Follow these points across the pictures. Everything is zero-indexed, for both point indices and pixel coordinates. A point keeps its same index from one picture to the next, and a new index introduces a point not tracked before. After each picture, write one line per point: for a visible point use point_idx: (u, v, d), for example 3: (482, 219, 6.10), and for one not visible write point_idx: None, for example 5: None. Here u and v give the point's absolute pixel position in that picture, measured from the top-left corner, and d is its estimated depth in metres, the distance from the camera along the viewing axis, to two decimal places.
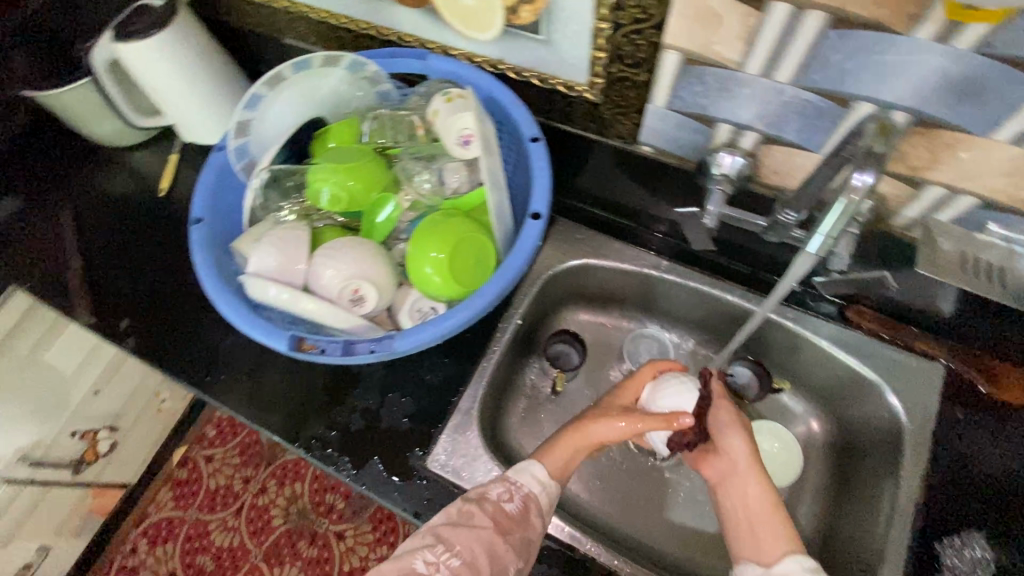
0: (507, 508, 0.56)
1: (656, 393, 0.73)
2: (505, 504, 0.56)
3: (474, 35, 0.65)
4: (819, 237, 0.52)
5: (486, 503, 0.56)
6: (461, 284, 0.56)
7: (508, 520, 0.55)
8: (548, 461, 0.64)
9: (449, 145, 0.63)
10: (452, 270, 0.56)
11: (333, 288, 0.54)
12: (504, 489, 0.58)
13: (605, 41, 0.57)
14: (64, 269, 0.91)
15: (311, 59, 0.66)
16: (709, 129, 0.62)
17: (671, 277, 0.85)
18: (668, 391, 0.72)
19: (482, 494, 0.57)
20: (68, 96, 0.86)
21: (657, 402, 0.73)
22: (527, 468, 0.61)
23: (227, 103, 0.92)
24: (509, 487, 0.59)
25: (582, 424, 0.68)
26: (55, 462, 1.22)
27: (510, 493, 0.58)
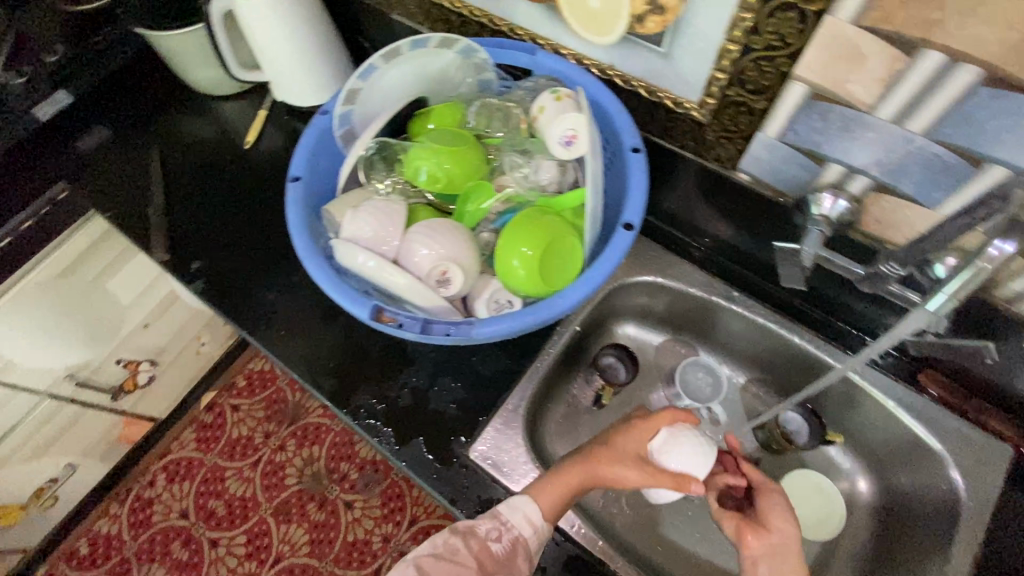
0: (494, 546, 0.61)
1: (669, 445, 0.67)
2: (490, 543, 0.61)
3: (591, 38, 0.65)
4: (942, 297, 0.52)
5: (472, 540, 0.61)
6: (546, 283, 0.56)
7: (490, 561, 0.60)
8: (544, 501, 0.64)
9: (550, 143, 0.63)
10: (540, 268, 0.55)
11: (424, 266, 0.55)
12: (493, 526, 0.62)
13: (730, 63, 0.56)
14: (145, 204, 0.94)
15: (428, 38, 0.66)
16: (817, 167, 0.60)
17: (738, 310, 0.83)
18: (681, 448, 0.66)
19: (471, 528, 0.62)
20: (178, 39, 0.89)
21: (668, 456, 0.67)
22: (519, 506, 0.63)
23: (324, 68, 0.94)
24: (500, 523, 0.62)
25: (586, 468, 0.66)
26: (97, 386, 1.27)
27: (498, 532, 0.61)
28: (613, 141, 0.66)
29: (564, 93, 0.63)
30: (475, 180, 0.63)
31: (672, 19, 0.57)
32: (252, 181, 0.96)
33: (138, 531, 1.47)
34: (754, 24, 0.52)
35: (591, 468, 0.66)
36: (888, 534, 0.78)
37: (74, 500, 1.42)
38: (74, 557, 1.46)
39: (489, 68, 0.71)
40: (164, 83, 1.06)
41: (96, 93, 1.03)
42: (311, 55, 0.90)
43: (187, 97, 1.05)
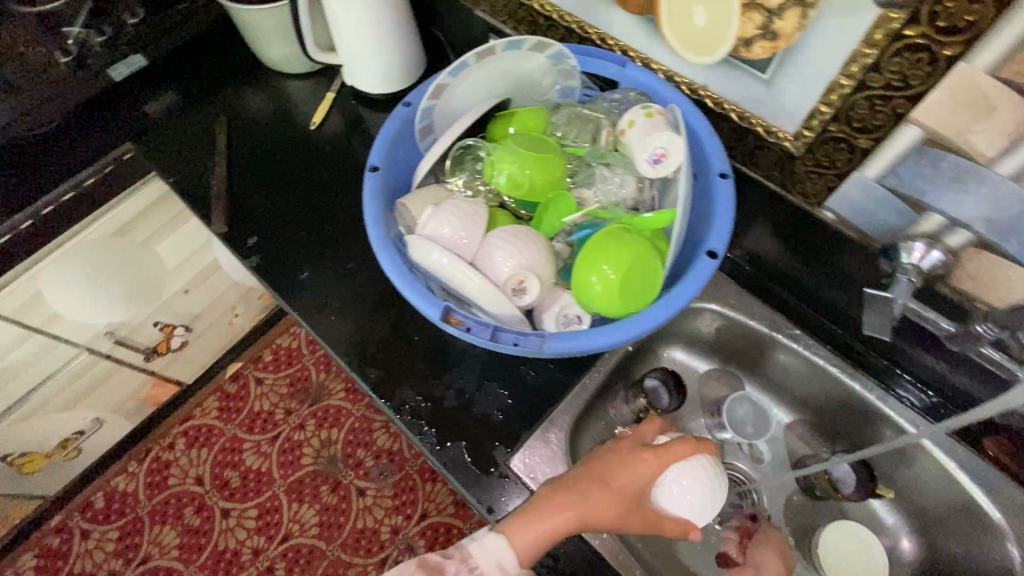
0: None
1: (679, 488, 0.60)
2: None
3: (687, 56, 0.63)
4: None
5: None
6: (625, 305, 0.54)
7: None
8: (526, 547, 0.57)
9: (637, 161, 0.61)
10: (622, 289, 0.53)
11: (502, 272, 0.54)
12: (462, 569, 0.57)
13: (839, 98, 0.54)
14: (208, 174, 0.95)
15: (522, 40, 0.64)
16: (915, 215, 0.58)
17: (795, 347, 0.80)
18: (691, 493, 0.60)
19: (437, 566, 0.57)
20: (260, 14, 0.90)
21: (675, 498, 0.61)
22: (491, 550, 0.57)
23: (399, 56, 0.93)
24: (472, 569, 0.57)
25: (582, 511, 0.58)
26: (133, 346, 1.28)
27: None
28: (698, 161, 0.63)
29: (655, 109, 0.61)
30: (555, 192, 0.62)
31: (783, 46, 0.55)
32: (314, 162, 0.96)
33: (153, 492, 1.49)
34: (876, 61, 0.50)
35: (582, 511, 0.58)
36: None
37: (97, 453, 1.44)
38: (89, 509, 1.48)
39: (576, 74, 0.69)
40: (237, 55, 1.07)
41: (170, 58, 1.04)
42: (388, 43, 0.90)
43: (258, 71, 1.05)
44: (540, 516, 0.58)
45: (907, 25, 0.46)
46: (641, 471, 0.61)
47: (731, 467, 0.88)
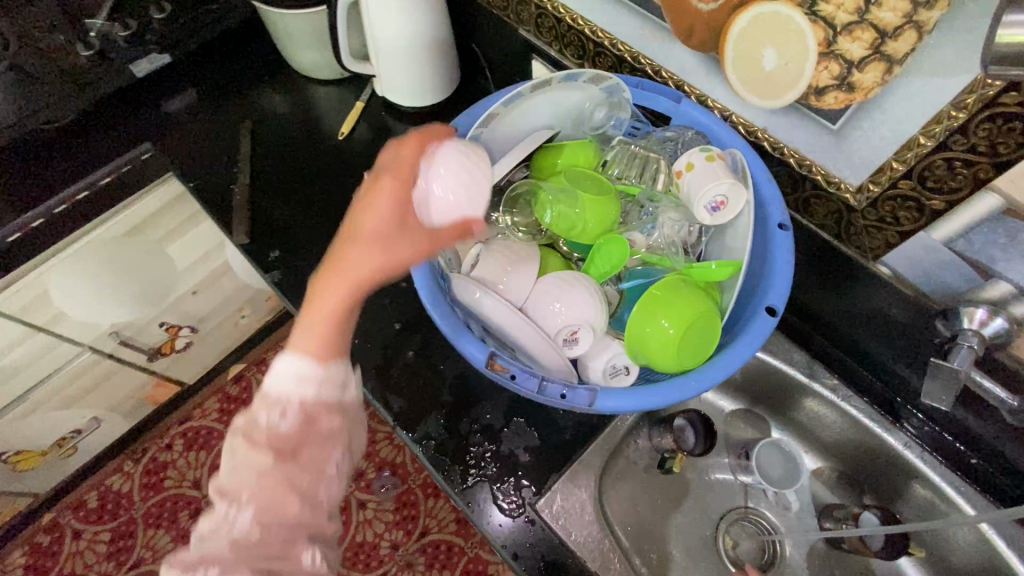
0: (285, 427, 0.49)
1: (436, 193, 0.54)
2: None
3: (751, 98, 0.60)
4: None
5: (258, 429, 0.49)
6: (679, 361, 0.52)
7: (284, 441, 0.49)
8: (317, 335, 0.51)
9: (694, 207, 0.59)
10: (678, 345, 0.52)
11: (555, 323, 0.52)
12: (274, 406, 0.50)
13: (915, 156, 0.51)
14: (230, 181, 0.92)
15: (579, 73, 0.65)
16: (981, 280, 0.56)
17: (828, 394, 0.79)
18: (445, 186, 0.54)
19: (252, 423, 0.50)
20: (292, 19, 0.87)
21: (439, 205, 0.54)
22: (285, 373, 0.51)
23: (435, 70, 0.90)
24: (281, 402, 0.50)
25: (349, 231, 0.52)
26: (137, 346, 1.25)
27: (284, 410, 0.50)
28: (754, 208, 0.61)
29: (713, 152, 0.59)
30: (605, 235, 0.58)
31: (859, 99, 0.52)
32: (339, 174, 0.93)
33: (148, 493, 1.45)
34: (962, 125, 0.47)
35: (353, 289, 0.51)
36: None
37: (93, 450, 1.41)
38: (81, 509, 1.44)
39: (628, 108, 0.67)
40: (262, 56, 1.03)
41: (194, 56, 1.01)
42: (425, 55, 0.87)
43: (285, 74, 1.02)
44: (318, 312, 0.51)
45: (1004, 93, 0.44)
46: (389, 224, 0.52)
47: (756, 515, 0.87)
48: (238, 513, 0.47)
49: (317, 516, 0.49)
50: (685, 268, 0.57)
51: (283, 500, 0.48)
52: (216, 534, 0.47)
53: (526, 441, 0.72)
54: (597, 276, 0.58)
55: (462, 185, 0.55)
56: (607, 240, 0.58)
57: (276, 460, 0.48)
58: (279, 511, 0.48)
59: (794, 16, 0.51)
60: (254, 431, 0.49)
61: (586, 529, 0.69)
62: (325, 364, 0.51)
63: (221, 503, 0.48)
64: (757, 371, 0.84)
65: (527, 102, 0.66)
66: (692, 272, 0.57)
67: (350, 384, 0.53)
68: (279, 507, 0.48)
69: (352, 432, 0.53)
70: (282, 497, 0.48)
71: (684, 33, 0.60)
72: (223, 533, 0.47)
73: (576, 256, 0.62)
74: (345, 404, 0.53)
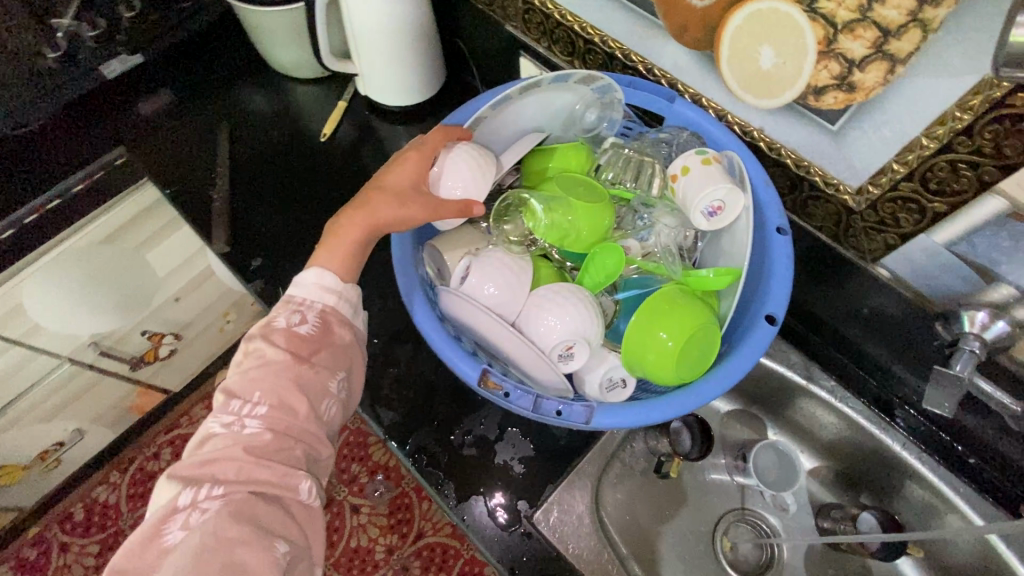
0: (304, 331, 0.54)
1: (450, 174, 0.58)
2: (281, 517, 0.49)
3: (746, 97, 0.58)
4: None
5: (272, 335, 0.53)
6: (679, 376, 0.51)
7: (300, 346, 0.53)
8: (334, 262, 0.56)
9: (690, 212, 0.57)
10: (677, 360, 0.50)
11: (551, 339, 0.50)
12: (293, 313, 0.54)
13: (916, 158, 0.50)
14: (208, 186, 0.88)
15: (569, 74, 0.62)
16: (982, 283, 0.55)
17: (825, 396, 0.78)
18: (456, 170, 0.58)
19: (268, 326, 0.54)
20: (268, 16, 0.83)
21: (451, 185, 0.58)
22: (307, 283, 0.56)
23: (419, 67, 0.87)
24: (301, 305, 0.55)
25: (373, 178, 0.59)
26: (118, 355, 1.22)
27: (302, 317, 0.54)
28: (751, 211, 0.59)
29: (710, 155, 0.57)
30: (599, 243, 0.57)
31: (859, 100, 0.50)
32: (323, 177, 0.90)
33: (136, 504, 1.42)
34: (967, 126, 0.45)
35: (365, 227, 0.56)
36: None
37: (78, 462, 1.38)
38: (68, 521, 1.41)
39: (620, 108, 0.64)
40: (238, 53, 0.99)
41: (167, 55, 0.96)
42: (407, 52, 0.83)
43: (264, 73, 0.98)
44: (339, 239, 0.56)
45: (1011, 95, 0.42)
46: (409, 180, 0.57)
47: (754, 516, 0.87)
48: (251, 413, 0.50)
49: (318, 428, 0.52)
50: (681, 277, 0.56)
51: (293, 403, 0.51)
52: (226, 438, 0.49)
53: (521, 453, 0.70)
54: (591, 286, 0.57)
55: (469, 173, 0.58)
56: (601, 248, 0.56)
57: (293, 363, 0.52)
58: (291, 410, 0.51)
59: (792, 12, 0.49)
60: (271, 337, 0.53)
61: (583, 540, 0.68)
62: (341, 283, 0.57)
63: (232, 404, 0.50)
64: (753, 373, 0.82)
65: (517, 105, 0.64)
66: (690, 281, 0.56)
67: (359, 310, 0.59)
68: (289, 410, 0.51)
69: (355, 355, 0.57)
70: (292, 398, 0.51)
71: (677, 30, 0.58)
72: (233, 439, 0.49)
73: (570, 265, 0.60)
74: (354, 330, 0.58)
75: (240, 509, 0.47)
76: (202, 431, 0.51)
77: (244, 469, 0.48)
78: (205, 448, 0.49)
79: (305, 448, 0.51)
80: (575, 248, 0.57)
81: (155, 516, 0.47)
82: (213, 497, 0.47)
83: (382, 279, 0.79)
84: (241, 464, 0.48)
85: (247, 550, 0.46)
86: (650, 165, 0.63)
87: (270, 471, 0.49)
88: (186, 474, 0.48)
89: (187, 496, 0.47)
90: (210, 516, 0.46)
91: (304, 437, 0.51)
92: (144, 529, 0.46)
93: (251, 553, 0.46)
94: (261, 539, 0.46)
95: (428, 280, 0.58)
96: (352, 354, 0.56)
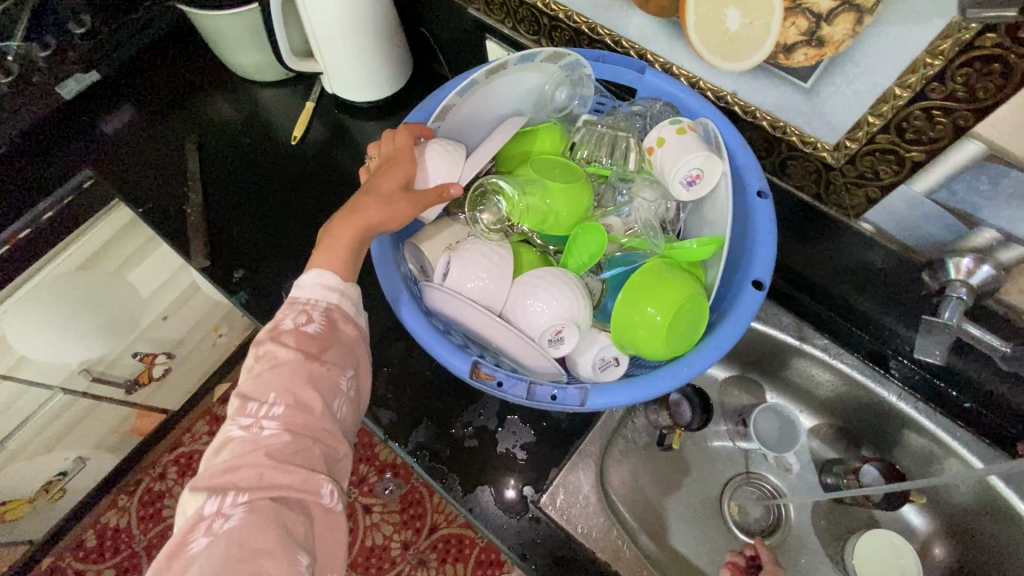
0: (312, 330, 0.52)
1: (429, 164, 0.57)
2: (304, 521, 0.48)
3: (717, 62, 0.57)
4: None
5: (282, 337, 0.51)
6: (669, 348, 0.50)
7: (312, 344, 0.52)
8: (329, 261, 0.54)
9: (668, 182, 0.57)
10: (666, 334, 0.49)
11: (538, 325, 0.49)
12: (299, 314, 0.53)
13: (891, 108, 0.49)
14: (181, 200, 0.87)
15: (536, 53, 0.61)
16: (965, 229, 0.55)
17: (818, 354, 0.78)
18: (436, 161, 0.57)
19: (276, 329, 0.52)
20: (223, 20, 0.81)
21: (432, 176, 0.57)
22: (309, 285, 0.54)
23: (384, 60, 0.85)
24: (306, 305, 0.53)
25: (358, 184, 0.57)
26: (112, 380, 1.21)
27: (308, 316, 0.53)
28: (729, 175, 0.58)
29: (682, 125, 0.56)
30: (580, 224, 0.56)
31: (830, 54, 0.49)
32: (297, 182, 0.88)
33: (147, 525, 1.42)
34: (938, 72, 0.45)
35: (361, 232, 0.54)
36: None
37: (83, 490, 1.37)
38: (81, 549, 1.41)
39: (590, 84, 0.63)
40: (198, 61, 0.96)
41: (126, 69, 0.93)
42: (369, 45, 0.81)
43: (227, 80, 0.95)
44: (332, 242, 0.54)
45: (981, 35, 0.41)
46: (395, 177, 0.56)
47: (759, 479, 0.87)
48: (267, 414, 0.49)
49: (335, 427, 0.51)
50: (666, 251, 0.55)
51: (310, 401, 0.50)
52: (245, 443, 0.48)
53: (521, 441, 0.70)
54: (575, 267, 0.56)
55: (448, 162, 0.57)
56: (581, 230, 0.56)
57: (305, 360, 0.51)
58: (308, 411, 0.50)
59: None
60: (281, 338, 0.51)
61: (591, 519, 0.68)
62: (341, 283, 0.55)
63: (248, 406, 0.49)
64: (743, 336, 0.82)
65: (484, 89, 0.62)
66: (674, 253, 0.55)
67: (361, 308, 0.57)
68: (305, 407, 0.50)
69: (362, 351, 0.56)
70: (308, 394, 0.50)
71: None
72: (253, 443, 0.47)
73: (553, 248, 0.60)
74: (359, 327, 0.56)
75: (264, 515, 0.45)
76: (219, 437, 0.49)
77: (265, 475, 0.46)
78: (224, 454, 0.48)
79: (324, 448, 0.50)
80: (557, 232, 0.56)
81: (180, 530, 0.45)
82: (238, 503, 0.45)
83: (368, 280, 0.78)
84: (262, 469, 0.47)
85: (271, 561, 0.43)
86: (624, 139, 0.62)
87: (292, 475, 0.47)
88: (207, 485, 0.46)
89: (212, 504, 0.45)
90: (234, 524, 0.44)
91: (321, 436, 0.50)
92: (170, 543, 0.45)
93: (276, 565, 0.43)
94: (287, 549, 0.44)
95: (413, 275, 0.57)
96: (358, 351, 0.55)
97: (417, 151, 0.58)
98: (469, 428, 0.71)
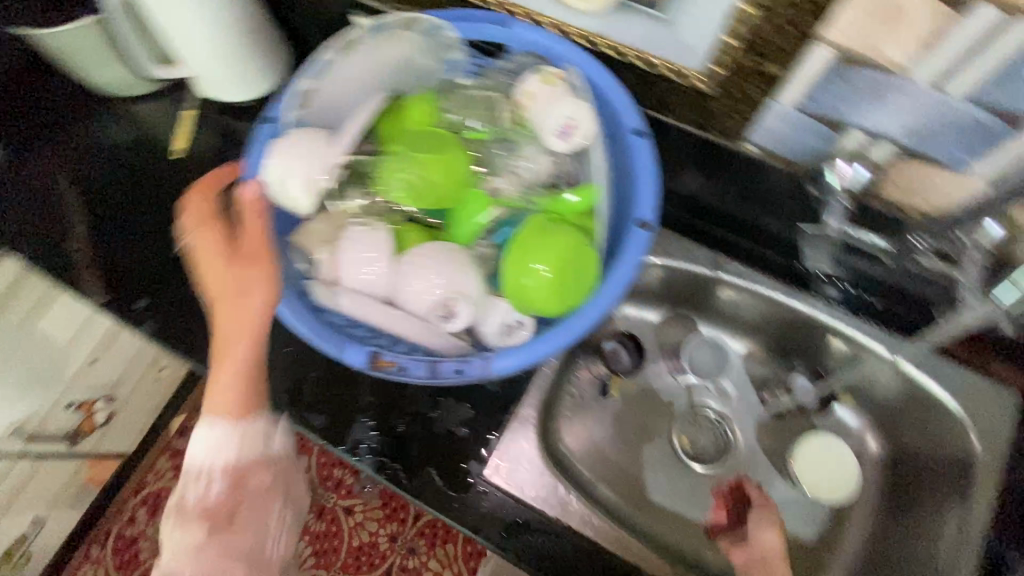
0: (215, 499, 0.50)
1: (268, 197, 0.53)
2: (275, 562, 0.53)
3: (575, 4, 0.56)
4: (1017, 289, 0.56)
5: (186, 509, 0.50)
6: (561, 302, 0.51)
7: (220, 517, 0.50)
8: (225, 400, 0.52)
9: (542, 134, 0.55)
10: (554, 288, 0.50)
11: (423, 302, 0.48)
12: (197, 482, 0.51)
13: (743, 27, 0.49)
14: (66, 236, 0.81)
15: (387, 21, 0.57)
16: (834, 134, 0.56)
17: (737, 281, 0.79)
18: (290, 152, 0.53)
19: (180, 501, 0.51)
20: (65, 36, 0.74)
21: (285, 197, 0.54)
22: (210, 448, 0.52)
23: (255, 55, 0.79)
24: (203, 473, 0.51)
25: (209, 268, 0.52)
26: (50, 436, 1.16)
27: (208, 476, 0.51)
28: (608, 120, 0.58)
29: (547, 74, 0.55)
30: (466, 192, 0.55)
31: None
32: (189, 196, 0.83)
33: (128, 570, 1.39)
34: None
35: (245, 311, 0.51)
36: (901, 498, 0.78)
37: (50, 551, 1.33)
38: None
39: (457, 45, 0.60)
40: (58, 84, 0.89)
41: None
42: (235, 41, 0.75)
43: (92, 100, 0.88)
44: (224, 373, 0.52)
45: None
46: (212, 263, 0.51)
47: (703, 408, 0.89)
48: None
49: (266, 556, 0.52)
50: (549, 205, 0.54)
51: (233, 558, 0.50)
52: None
53: (458, 419, 0.70)
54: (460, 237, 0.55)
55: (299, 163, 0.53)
56: (471, 199, 0.55)
57: (216, 535, 0.50)
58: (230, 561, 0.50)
59: None
60: (186, 512, 0.50)
61: (539, 480, 0.69)
62: (244, 420, 0.52)
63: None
64: (665, 276, 0.83)
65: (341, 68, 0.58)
66: (560, 204, 0.53)
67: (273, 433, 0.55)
68: (231, 563, 0.50)
69: (286, 476, 0.55)
70: (231, 556, 0.50)
71: None
72: None
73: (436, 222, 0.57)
74: (274, 453, 0.54)
75: None
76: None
77: None
78: None
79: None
80: (443, 206, 0.55)
81: None
82: None
83: None
84: None
85: None
86: (495, 98, 0.60)
87: None
88: None
89: None
90: None
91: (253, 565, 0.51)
92: None
93: None
94: None
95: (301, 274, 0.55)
96: (281, 472, 0.55)
97: (275, 146, 0.53)
98: (404, 416, 0.71)
